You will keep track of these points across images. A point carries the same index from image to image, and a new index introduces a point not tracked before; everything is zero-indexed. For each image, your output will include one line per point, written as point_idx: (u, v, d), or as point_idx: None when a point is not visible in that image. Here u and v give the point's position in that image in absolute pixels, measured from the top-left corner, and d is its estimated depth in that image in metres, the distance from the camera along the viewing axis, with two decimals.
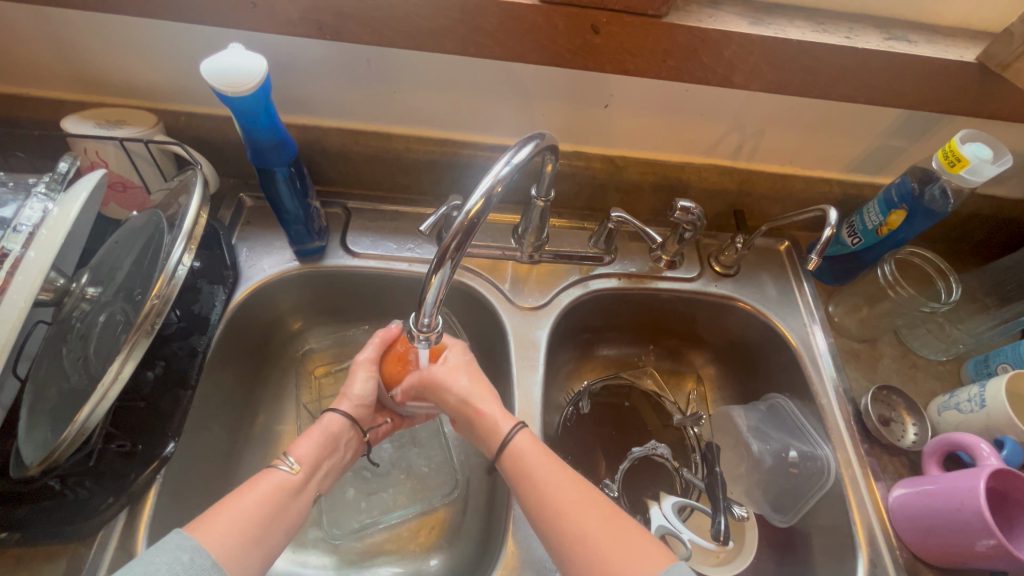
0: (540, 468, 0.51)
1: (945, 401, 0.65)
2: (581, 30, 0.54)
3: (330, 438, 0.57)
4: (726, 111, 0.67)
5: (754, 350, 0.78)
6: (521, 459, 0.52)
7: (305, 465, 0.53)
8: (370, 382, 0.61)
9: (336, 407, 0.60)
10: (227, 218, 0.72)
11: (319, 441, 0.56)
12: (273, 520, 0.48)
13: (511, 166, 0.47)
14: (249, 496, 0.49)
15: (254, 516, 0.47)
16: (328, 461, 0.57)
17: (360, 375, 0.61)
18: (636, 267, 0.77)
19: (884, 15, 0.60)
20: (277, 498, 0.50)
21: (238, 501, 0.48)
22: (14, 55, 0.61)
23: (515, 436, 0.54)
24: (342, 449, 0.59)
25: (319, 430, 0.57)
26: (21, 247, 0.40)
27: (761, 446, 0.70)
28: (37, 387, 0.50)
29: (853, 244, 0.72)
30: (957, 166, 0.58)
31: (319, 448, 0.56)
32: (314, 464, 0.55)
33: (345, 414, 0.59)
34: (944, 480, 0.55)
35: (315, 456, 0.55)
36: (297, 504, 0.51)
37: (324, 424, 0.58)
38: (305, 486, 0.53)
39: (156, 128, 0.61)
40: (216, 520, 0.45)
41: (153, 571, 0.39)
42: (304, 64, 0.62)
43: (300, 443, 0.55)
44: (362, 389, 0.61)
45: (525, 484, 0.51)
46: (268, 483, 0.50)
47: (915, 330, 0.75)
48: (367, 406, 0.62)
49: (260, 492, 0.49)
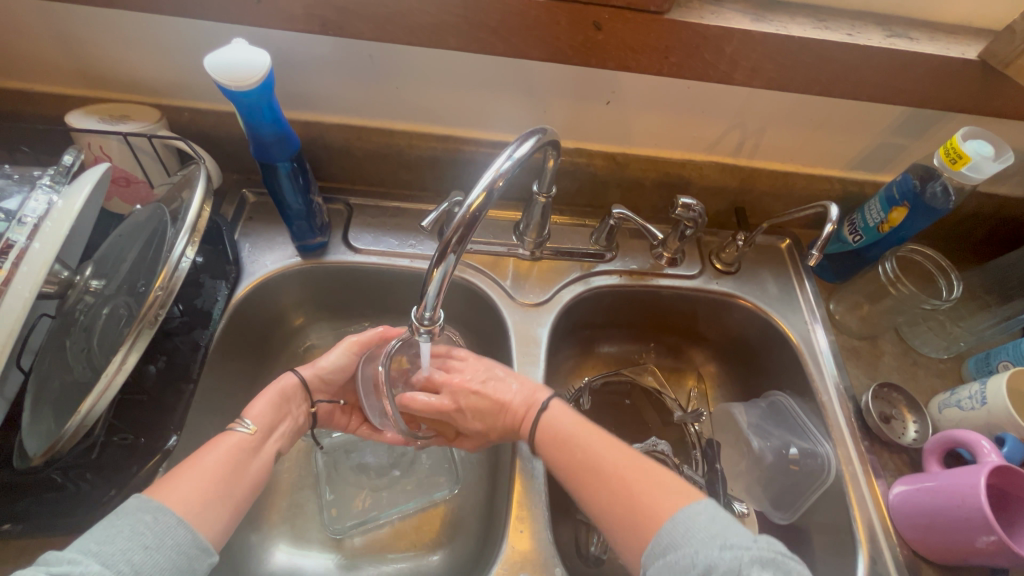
0: (575, 434, 0.54)
1: (946, 399, 0.65)
2: (583, 26, 0.54)
3: (284, 398, 0.58)
4: (727, 107, 0.67)
5: (755, 348, 0.78)
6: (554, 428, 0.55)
7: (260, 427, 0.54)
8: (344, 357, 0.64)
9: (298, 370, 0.61)
10: (229, 214, 0.72)
11: (274, 401, 0.57)
12: (231, 485, 0.48)
13: (513, 161, 0.47)
14: (203, 463, 0.48)
15: (214, 479, 0.48)
16: (281, 423, 0.57)
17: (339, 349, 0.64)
18: (637, 264, 0.77)
19: (886, 12, 0.60)
20: (234, 459, 0.50)
21: (197, 462, 0.48)
22: (18, 50, 0.61)
23: (548, 409, 0.57)
24: (293, 414, 0.59)
25: (275, 390, 0.58)
26: (26, 239, 0.40)
27: (762, 443, 0.70)
28: (40, 379, 0.50)
29: (854, 242, 0.72)
30: (958, 163, 0.58)
31: (272, 408, 0.57)
32: (269, 426, 0.55)
33: (303, 378, 0.61)
34: (944, 477, 0.55)
35: (267, 414, 0.56)
36: (255, 464, 0.52)
37: (281, 384, 0.59)
38: (262, 445, 0.54)
39: (160, 124, 0.61)
40: (178, 486, 0.45)
41: (113, 535, 0.40)
42: (308, 61, 0.62)
43: (255, 404, 0.56)
44: (331, 360, 0.63)
45: (561, 454, 0.54)
46: (225, 445, 0.51)
47: (916, 328, 0.75)
48: (327, 381, 0.63)
49: (219, 454, 0.50)
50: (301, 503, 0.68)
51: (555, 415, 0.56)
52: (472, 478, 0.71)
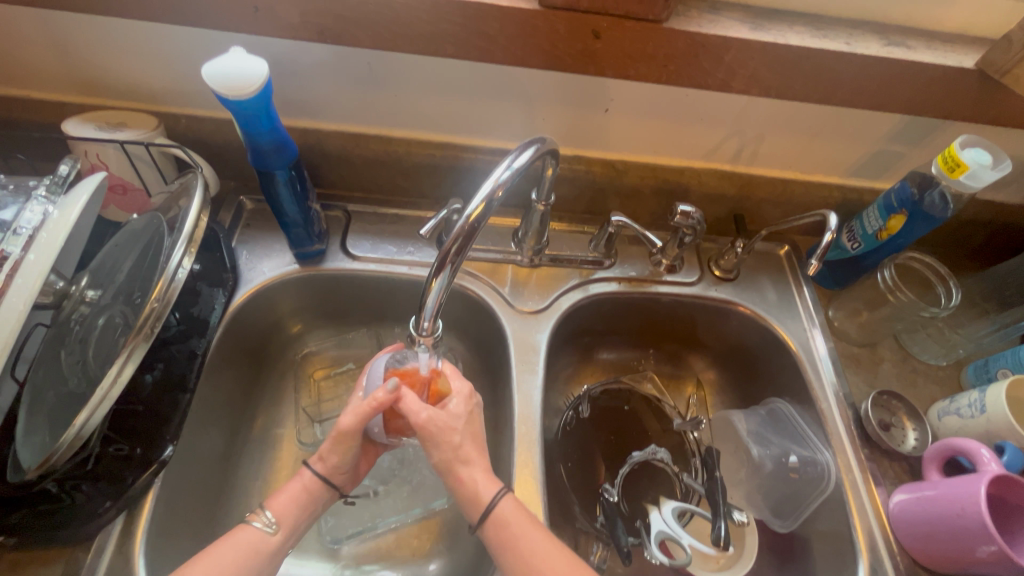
0: (529, 535, 0.51)
1: (945, 406, 0.65)
2: (581, 35, 0.54)
3: (308, 499, 0.55)
4: (725, 115, 0.67)
5: (754, 354, 0.78)
6: (505, 527, 0.51)
7: (284, 527, 0.52)
8: (349, 453, 0.55)
9: (310, 466, 0.56)
10: (226, 221, 0.72)
11: (299, 501, 0.54)
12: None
13: (512, 171, 0.47)
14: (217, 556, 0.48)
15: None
16: (307, 520, 0.55)
17: (341, 446, 0.54)
18: (636, 271, 0.77)
19: (884, 21, 0.60)
20: (250, 561, 0.49)
21: (211, 560, 0.48)
22: (14, 57, 0.61)
23: (501, 503, 0.52)
24: (318, 508, 0.56)
25: (296, 492, 0.54)
26: (21, 250, 0.40)
27: (761, 451, 0.70)
28: (34, 390, 0.50)
29: (853, 248, 0.72)
30: (956, 171, 0.58)
31: (298, 509, 0.54)
32: (294, 527, 0.53)
33: (322, 476, 0.56)
34: (944, 486, 0.55)
35: (297, 518, 0.54)
36: (273, 562, 0.51)
37: (300, 486, 0.55)
38: (282, 545, 0.52)
39: (157, 131, 0.61)
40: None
41: None
42: (306, 68, 0.62)
43: (279, 498, 0.54)
44: (338, 458, 0.55)
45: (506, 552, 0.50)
46: (242, 541, 0.50)
47: (915, 335, 0.75)
48: (343, 469, 0.57)
49: (230, 551, 0.49)
50: None
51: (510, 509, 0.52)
52: None
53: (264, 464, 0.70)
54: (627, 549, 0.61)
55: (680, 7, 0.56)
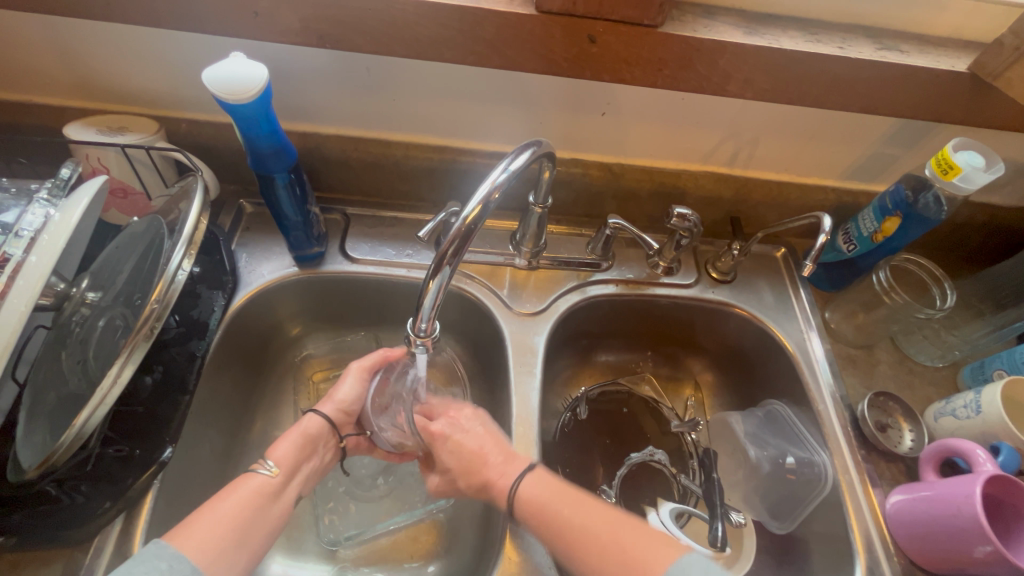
0: (554, 502, 0.54)
1: (942, 408, 0.65)
2: (577, 40, 0.54)
3: (308, 439, 0.59)
4: (721, 119, 0.68)
5: (751, 356, 0.79)
6: (530, 500, 0.55)
7: (283, 469, 0.55)
8: (358, 388, 0.65)
9: (318, 409, 0.63)
10: (226, 225, 0.72)
11: (299, 442, 0.59)
12: (252, 526, 0.49)
13: (508, 173, 0.48)
14: (229, 501, 0.50)
15: (232, 522, 0.48)
16: (306, 463, 0.58)
17: (350, 380, 0.65)
18: (633, 273, 0.78)
19: (877, 25, 0.61)
20: (255, 504, 0.51)
21: (215, 510, 0.49)
22: (17, 62, 0.62)
23: (524, 484, 0.56)
24: (319, 452, 0.61)
25: (299, 431, 0.59)
26: (23, 252, 0.41)
27: (759, 452, 0.70)
28: (35, 391, 0.50)
29: (849, 251, 0.73)
30: (949, 173, 0.59)
31: (297, 450, 0.58)
32: (293, 468, 0.56)
33: (326, 416, 0.62)
34: (940, 486, 0.55)
35: (295, 459, 0.57)
36: (276, 509, 0.53)
37: (305, 424, 0.60)
38: (284, 489, 0.54)
39: (158, 135, 0.61)
40: (196, 533, 0.46)
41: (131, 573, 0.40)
42: (304, 73, 0.63)
43: (279, 446, 0.57)
44: (347, 394, 0.64)
45: (543, 526, 0.53)
46: (249, 487, 0.52)
47: (911, 337, 0.75)
48: (349, 414, 0.65)
49: (242, 496, 0.51)
50: (298, 516, 0.67)
51: (532, 488, 0.55)
52: None
53: None
54: None
55: (675, 12, 0.57)
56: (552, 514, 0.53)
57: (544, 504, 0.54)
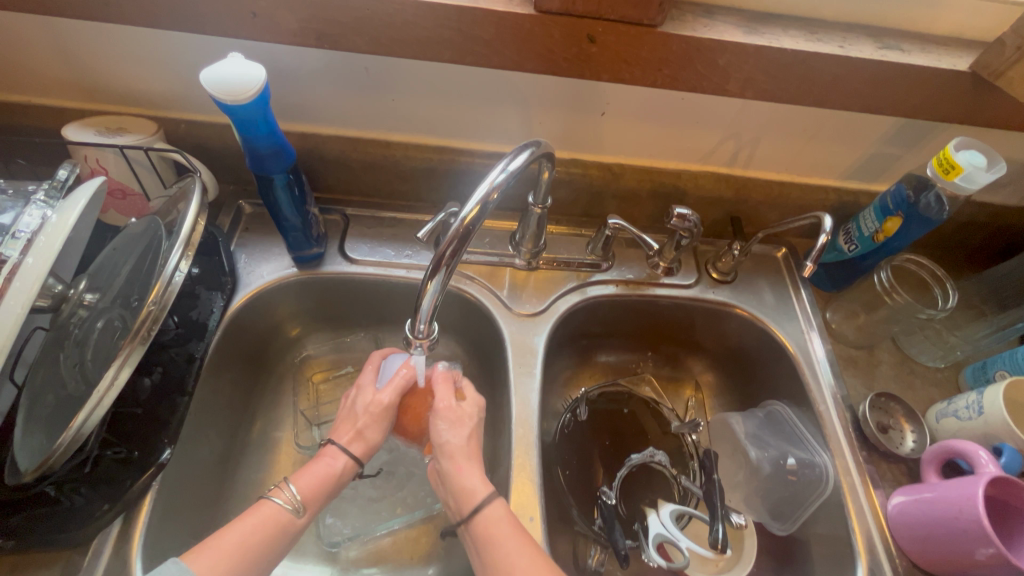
0: (510, 539, 0.50)
1: (943, 408, 0.65)
2: (576, 40, 0.54)
3: (335, 479, 0.56)
4: (721, 119, 0.67)
5: (752, 357, 0.78)
6: (484, 524, 0.52)
7: (309, 511, 0.53)
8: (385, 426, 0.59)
9: (344, 446, 0.58)
10: (226, 225, 0.72)
11: (325, 482, 0.55)
12: (262, 553, 0.49)
13: (507, 174, 0.48)
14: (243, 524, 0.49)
15: (245, 550, 0.48)
16: (328, 502, 0.56)
17: (379, 422, 0.59)
18: (633, 274, 0.77)
19: (878, 24, 0.60)
20: (271, 536, 0.50)
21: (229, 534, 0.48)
22: (15, 63, 0.62)
23: (489, 507, 0.52)
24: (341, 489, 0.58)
25: (329, 472, 0.56)
26: (19, 253, 0.40)
27: (760, 453, 0.69)
28: (33, 393, 0.50)
29: (849, 250, 0.72)
30: (951, 173, 0.58)
31: (323, 492, 0.55)
32: (318, 510, 0.54)
33: (354, 456, 0.57)
34: (942, 488, 0.55)
35: (320, 501, 0.54)
36: (285, 543, 0.51)
37: (333, 464, 0.56)
38: (299, 528, 0.53)
39: (156, 136, 0.61)
40: (204, 555, 0.45)
41: None
42: (303, 74, 0.63)
43: (304, 478, 0.55)
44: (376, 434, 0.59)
45: (486, 554, 0.50)
46: (268, 519, 0.50)
47: (912, 337, 0.75)
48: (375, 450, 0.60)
49: (256, 522, 0.50)
50: None
51: (492, 516, 0.52)
52: None
53: (260, 468, 0.70)
54: (625, 552, 0.61)
55: (675, 11, 0.57)
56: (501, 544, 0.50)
57: (496, 539, 0.50)
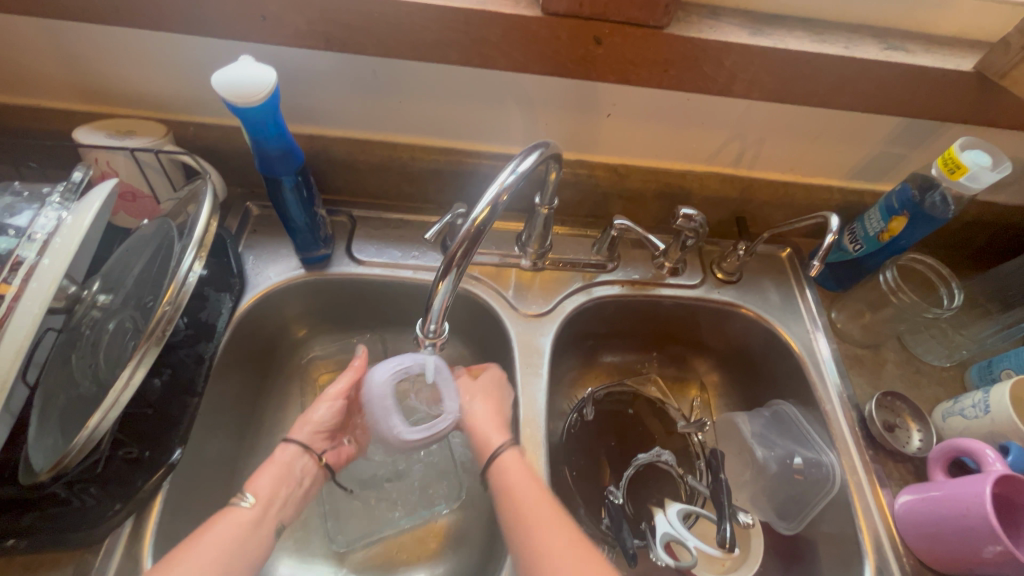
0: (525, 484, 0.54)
1: (949, 407, 0.65)
2: (582, 41, 0.55)
3: (284, 468, 0.58)
4: (726, 119, 0.68)
5: (757, 357, 0.79)
6: (502, 468, 0.56)
7: (261, 499, 0.54)
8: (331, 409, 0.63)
9: (291, 437, 0.61)
10: (233, 227, 0.73)
11: (275, 473, 0.57)
12: (234, 558, 0.49)
13: (516, 175, 0.48)
14: (207, 537, 0.49)
15: (219, 552, 0.48)
16: (287, 489, 0.57)
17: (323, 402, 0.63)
18: (639, 274, 0.78)
19: (882, 25, 0.61)
20: (235, 536, 0.50)
21: (202, 545, 0.48)
22: (26, 67, 0.62)
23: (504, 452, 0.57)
24: (298, 477, 0.59)
25: (274, 462, 0.58)
26: (36, 255, 0.41)
27: (766, 453, 0.69)
28: (46, 393, 0.50)
29: (854, 250, 0.72)
30: (956, 173, 0.59)
31: (275, 480, 0.56)
32: (271, 496, 0.55)
33: (298, 442, 0.60)
34: (949, 486, 0.55)
35: (273, 488, 0.56)
36: (258, 537, 0.52)
37: (279, 455, 0.59)
38: (263, 518, 0.53)
39: (166, 139, 0.61)
40: (183, 562, 0.46)
41: None
42: (312, 76, 0.63)
43: (256, 476, 0.56)
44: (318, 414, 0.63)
45: (504, 496, 0.54)
46: (228, 521, 0.51)
47: (918, 337, 0.75)
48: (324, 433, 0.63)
49: (223, 531, 0.50)
50: (305, 518, 0.67)
51: (510, 460, 0.56)
52: (478, 489, 0.71)
53: None
54: (633, 552, 0.60)
55: (680, 13, 0.57)
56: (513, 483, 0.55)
57: (510, 483, 0.55)
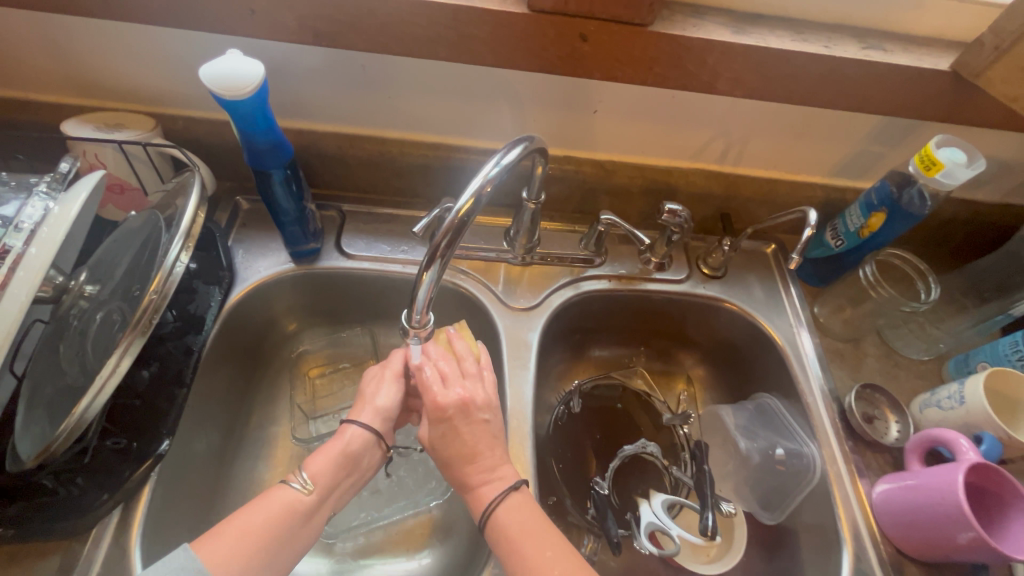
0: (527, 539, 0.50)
1: (926, 399, 0.67)
2: (569, 38, 0.56)
3: (348, 456, 0.56)
4: (711, 117, 0.69)
5: (743, 351, 0.80)
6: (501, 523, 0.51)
7: (318, 488, 0.53)
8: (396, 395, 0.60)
9: (356, 419, 0.58)
10: (223, 221, 0.73)
11: (338, 459, 0.56)
12: (276, 542, 0.49)
13: (501, 167, 0.49)
14: (259, 515, 0.50)
15: (258, 538, 0.48)
16: (346, 479, 0.56)
17: (387, 387, 0.60)
18: (626, 269, 0.79)
19: (861, 25, 0.62)
20: (285, 520, 0.50)
21: (243, 522, 0.49)
22: (13, 59, 0.62)
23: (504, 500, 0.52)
24: (362, 466, 0.58)
25: (340, 447, 0.56)
26: (23, 244, 0.41)
27: (748, 443, 0.71)
28: (34, 383, 0.50)
29: (836, 246, 0.74)
30: (932, 169, 0.60)
31: (336, 467, 0.55)
32: (329, 486, 0.54)
33: (368, 428, 0.58)
34: (925, 475, 0.57)
35: (332, 475, 0.55)
36: (305, 527, 0.52)
37: (345, 439, 0.57)
38: (317, 508, 0.53)
39: (154, 132, 0.62)
40: (219, 542, 0.47)
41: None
42: (301, 71, 0.64)
43: (316, 458, 0.55)
44: (386, 401, 0.60)
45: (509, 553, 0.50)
46: (278, 502, 0.51)
47: (898, 330, 0.77)
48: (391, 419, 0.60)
49: (270, 513, 0.50)
50: None
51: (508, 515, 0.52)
52: None
53: (258, 461, 0.70)
54: (617, 540, 0.62)
55: (665, 11, 0.58)
56: (515, 539, 0.50)
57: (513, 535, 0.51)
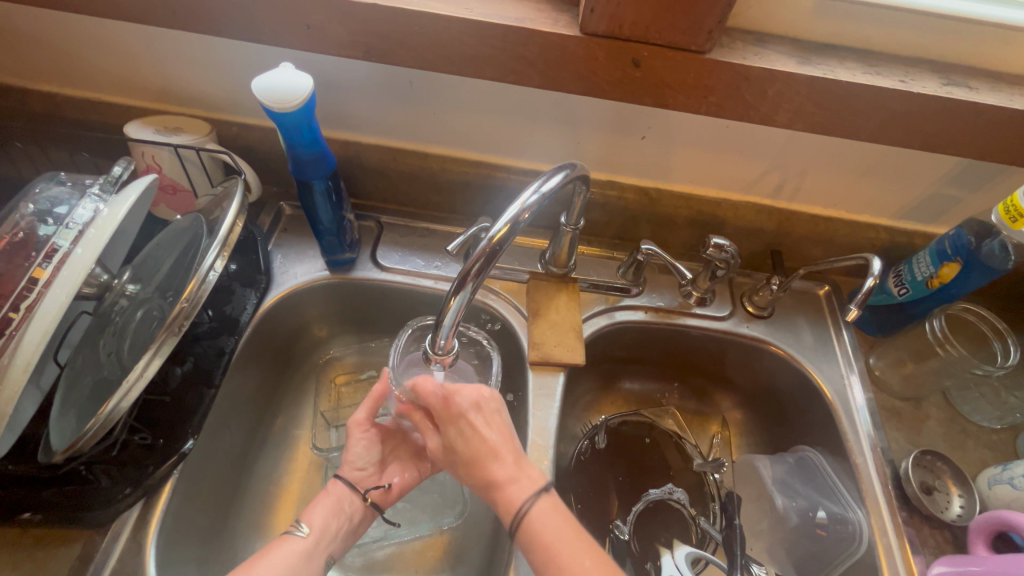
0: (568, 544, 0.47)
1: (996, 474, 0.60)
2: (620, 63, 0.54)
3: (337, 500, 0.58)
4: (768, 150, 0.65)
5: (785, 398, 0.74)
6: (534, 523, 0.48)
7: (315, 530, 0.54)
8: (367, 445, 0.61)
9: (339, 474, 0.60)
10: (266, 224, 0.75)
11: (329, 505, 0.57)
12: None
13: (540, 195, 0.48)
14: (262, 566, 0.49)
15: None
16: (339, 523, 0.57)
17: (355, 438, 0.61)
18: (664, 301, 0.75)
19: (944, 60, 0.57)
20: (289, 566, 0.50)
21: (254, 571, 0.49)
22: (88, 63, 0.66)
23: (534, 506, 0.48)
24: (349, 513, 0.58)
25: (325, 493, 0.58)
26: (70, 244, 0.43)
27: (786, 502, 0.66)
28: (73, 373, 0.52)
29: (899, 295, 0.68)
30: (1018, 222, 0.54)
31: (328, 511, 0.57)
32: (324, 529, 0.55)
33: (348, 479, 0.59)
34: (992, 563, 0.50)
35: (327, 520, 0.56)
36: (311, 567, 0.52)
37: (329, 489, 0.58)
38: (316, 551, 0.53)
39: (208, 137, 0.64)
40: None
41: None
42: (351, 84, 0.65)
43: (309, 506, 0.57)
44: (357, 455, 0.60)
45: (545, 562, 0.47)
46: (280, 552, 0.51)
47: (965, 393, 0.69)
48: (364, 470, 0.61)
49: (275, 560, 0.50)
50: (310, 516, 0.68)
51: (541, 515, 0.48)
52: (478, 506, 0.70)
53: (276, 464, 0.71)
54: None
55: (725, 38, 0.55)
56: (548, 541, 0.47)
57: (550, 535, 0.47)
